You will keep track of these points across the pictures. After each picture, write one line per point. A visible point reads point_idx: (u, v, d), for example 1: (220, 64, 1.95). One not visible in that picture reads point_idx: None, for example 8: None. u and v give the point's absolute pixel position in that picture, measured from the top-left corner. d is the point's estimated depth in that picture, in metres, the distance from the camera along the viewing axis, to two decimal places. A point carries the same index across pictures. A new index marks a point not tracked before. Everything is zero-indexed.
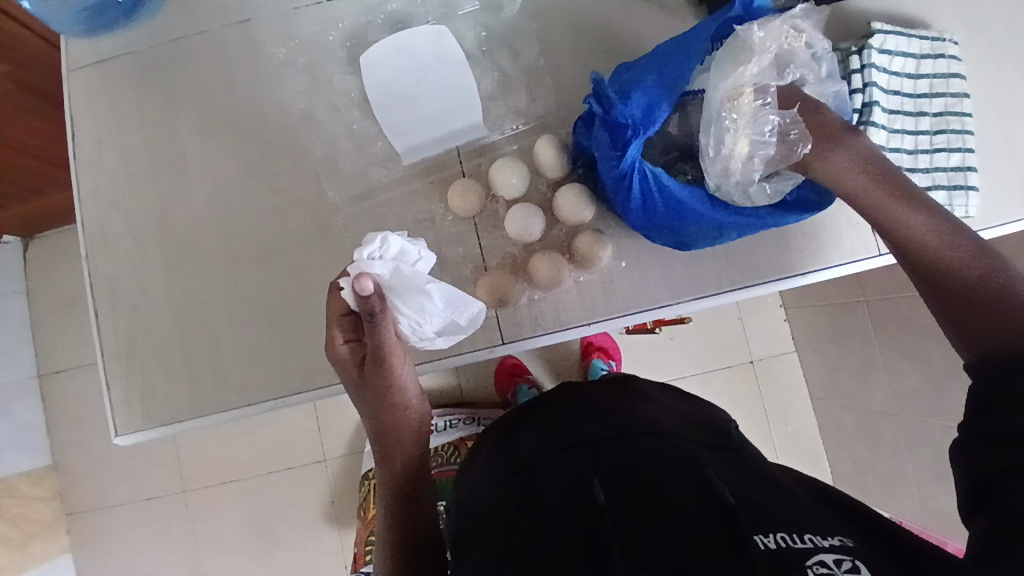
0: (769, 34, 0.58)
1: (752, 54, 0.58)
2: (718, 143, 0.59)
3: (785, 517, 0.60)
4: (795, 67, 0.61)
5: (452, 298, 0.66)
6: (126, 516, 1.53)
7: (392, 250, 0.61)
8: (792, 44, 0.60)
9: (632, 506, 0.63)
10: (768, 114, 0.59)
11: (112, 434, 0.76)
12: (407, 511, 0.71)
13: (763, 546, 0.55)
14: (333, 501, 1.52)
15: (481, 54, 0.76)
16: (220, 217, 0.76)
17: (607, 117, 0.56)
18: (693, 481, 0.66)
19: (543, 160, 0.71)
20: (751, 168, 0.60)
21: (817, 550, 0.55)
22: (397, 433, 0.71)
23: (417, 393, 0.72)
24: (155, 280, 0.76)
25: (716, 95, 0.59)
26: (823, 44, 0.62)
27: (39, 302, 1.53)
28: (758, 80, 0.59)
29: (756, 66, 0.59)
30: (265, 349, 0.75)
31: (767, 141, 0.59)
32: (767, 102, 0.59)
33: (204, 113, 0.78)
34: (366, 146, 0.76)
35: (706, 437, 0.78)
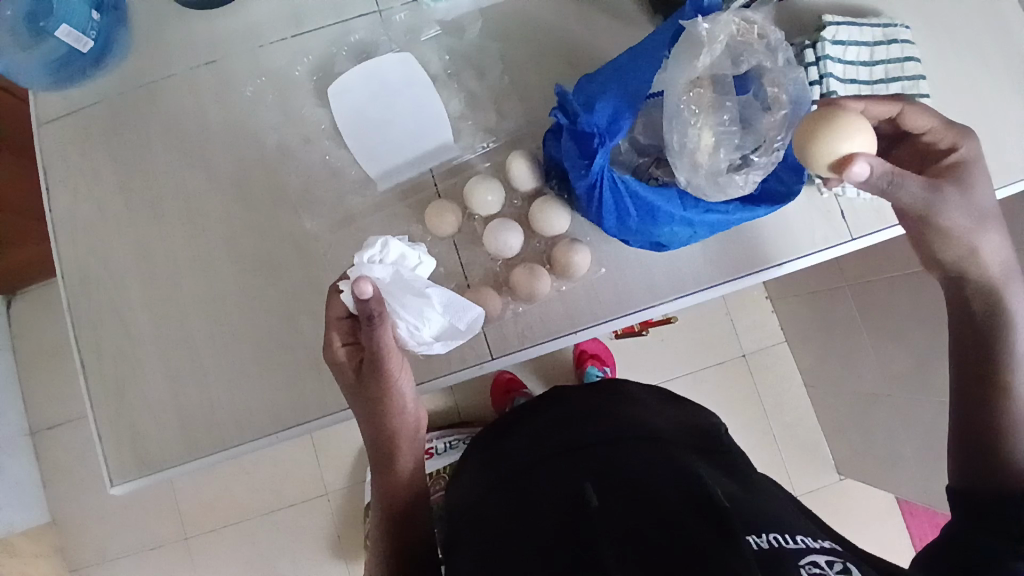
0: (719, 25, 0.55)
1: (704, 48, 0.55)
2: (683, 137, 0.56)
3: (778, 520, 0.62)
4: (750, 55, 0.57)
5: (450, 302, 0.67)
6: (130, 566, 1.50)
7: (391, 255, 0.63)
8: (748, 39, 0.57)
9: (622, 505, 0.64)
10: (726, 105, 0.57)
11: (107, 484, 0.75)
12: (403, 518, 0.71)
13: (755, 545, 0.56)
14: (338, 534, 1.50)
15: (447, 76, 0.78)
16: (200, 256, 0.77)
17: (575, 127, 0.57)
18: (681, 479, 0.67)
19: (516, 174, 0.71)
20: (718, 158, 0.57)
21: (809, 552, 0.56)
22: (393, 441, 0.70)
23: (415, 399, 0.70)
24: (141, 324, 0.76)
25: (673, 92, 0.56)
26: (776, 35, 0.57)
27: (24, 357, 1.52)
28: (713, 72, 0.56)
29: (708, 57, 0.55)
30: (256, 384, 0.75)
31: (729, 130, 0.57)
32: (724, 93, 0.57)
33: (178, 155, 0.78)
34: (342, 175, 0.77)
35: (696, 440, 0.79)
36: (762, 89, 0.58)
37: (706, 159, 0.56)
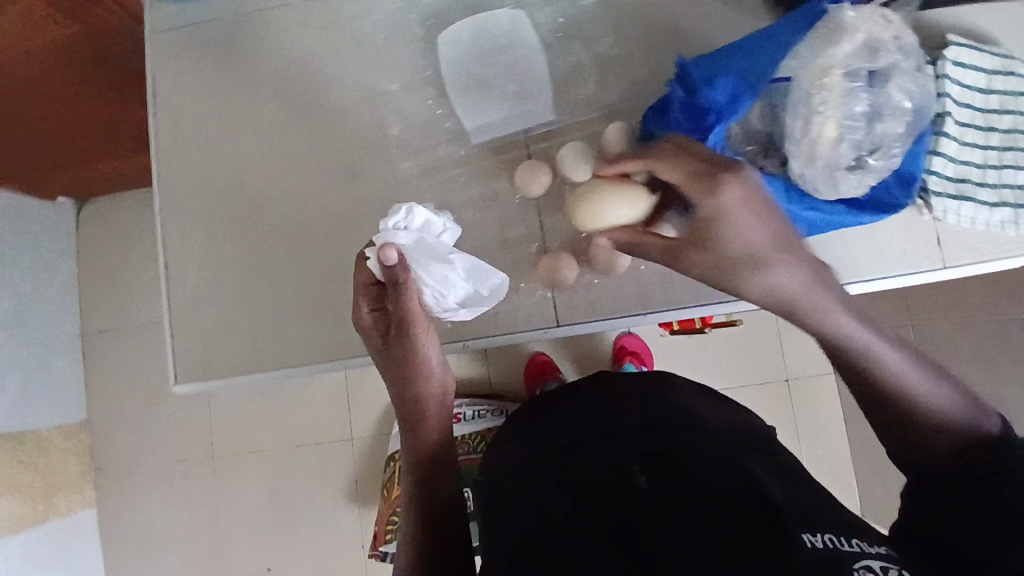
0: (860, 18, 0.55)
1: (844, 36, 0.54)
2: (805, 125, 0.55)
3: (830, 521, 0.61)
4: (886, 52, 0.56)
5: (473, 269, 0.70)
6: (154, 476, 1.56)
7: (416, 221, 0.66)
8: (886, 36, 0.56)
9: (671, 490, 0.63)
10: (858, 97, 0.55)
11: (171, 381, 0.78)
12: (427, 478, 0.74)
13: (810, 545, 0.56)
14: (355, 480, 1.54)
15: (556, 40, 0.77)
16: (289, 181, 0.78)
17: (691, 101, 0.57)
18: (736, 472, 0.66)
19: (612, 144, 0.71)
20: (839, 151, 0.55)
21: (863, 556, 0.56)
22: (419, 403, 0.74)
23: (441, 364, 0.74)
24: (224, 237, 0.79)
25: (804, 77, 0.55)
26: (907, 38, 0.58)
27: (87, 263, 1.58)
28: (850, 62, 0.54)
29: (847, 46, 0.54)
30: (326, 312, 0.77)
31: (855, 125, 0.55)
32: (858, 85, 0.55)
33: (281, 81, 0.80)
34: (435, 125, 0.78)
35: (746, 437, 0.78)
36: (895, 87, 0.57)
37: (826, 150, 0.55)
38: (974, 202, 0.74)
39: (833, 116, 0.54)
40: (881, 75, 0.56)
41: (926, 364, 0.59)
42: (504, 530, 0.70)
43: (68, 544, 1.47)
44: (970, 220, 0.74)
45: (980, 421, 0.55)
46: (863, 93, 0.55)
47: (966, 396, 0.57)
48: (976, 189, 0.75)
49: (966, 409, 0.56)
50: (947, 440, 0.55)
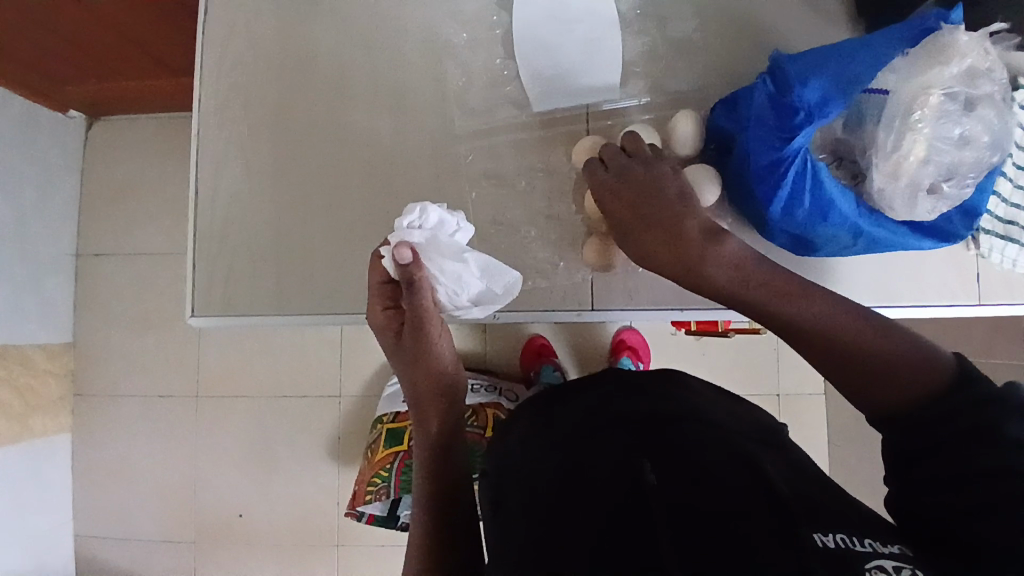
0: (970, 43, 0.53)
1: (952, 57, 0.53)
2: (896, 141, 0.54)
3: (850, 522, 0.55)
4: (984, 80, 0.55)
5: (487, 266, 0.68)
6: (134, 408, 1.53)
7: (430, 221, 0.65)
8: (987, 66, 0.55)
9: (681, 492, 0.60)
10: (953, 121, 0.54)
11: (187, 314, 0.76)
12: (441, 466, 0.74)
13: (818, 545, 0.51)
14: (339, 438, 1.52)
15: (633, 18, 0.75)
16: (339, 121, 0.76)
17: (782, 98, 0.55)
18: (747, 475, 0.62)
19: (680, 133, 0.69)
20: (923, 173, 0.55)
21: (878, 555, 0.49)
22: (432, 394, 0.77)
23: (452, 357, 0.79)
24: (262, 170, 0.76)
25: (904, 92, 0.53)
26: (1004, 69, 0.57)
27: (90, 182, 1.53)
28: (951, 84, 0.53)
29: (953, 68, 0.53)
30: (359, 262, 0.74)
31: (944, 149, 0.54)
32: (955, 109, 0.54)
33: (343, 16, 0.77)
34: (497, 87, 0.76)
35: (756, 436, 0.74)
36: (988, 118, 0.56)
37: (912, 170, 0.54)
38: (1019, 245, 0.73)
39: (923, 136, 0.54)
40: (974, 105, 0.55)
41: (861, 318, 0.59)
42: (508, 518, 0.68)
43: (38, 466, 1.44)
44: (1014, 261, 0.74)
45: (930, 360, 0.54)
46: (958, 118, 0.54)
47: (911, 339, 0.57)
48: None
49: (908, 354, 0.55)
50: (906, 389, 0.54)
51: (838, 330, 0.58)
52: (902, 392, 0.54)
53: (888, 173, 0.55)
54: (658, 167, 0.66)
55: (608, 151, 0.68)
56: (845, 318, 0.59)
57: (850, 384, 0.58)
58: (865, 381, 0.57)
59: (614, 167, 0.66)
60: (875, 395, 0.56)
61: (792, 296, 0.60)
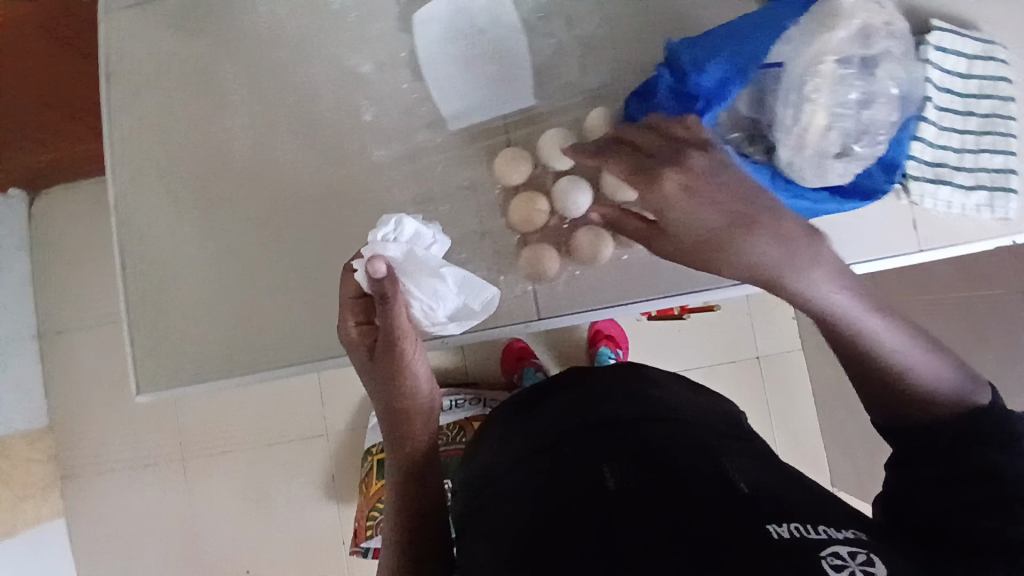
0: (858, 4, 0.53)
1: (840, 21, 0.53)
2: (795, 114, 0.54)
3: (801, 510, 0.56)
4: (880, 38, 0.54)
5: (465, 282, 0.68)
6: (122, 479, 1.51)
7: (405, 233, 0.63)
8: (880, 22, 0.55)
9: (644, 489, 0.61)
10: (849, 85, 0.54)
11: (133, 392, 0.74)
12: (413, 487, 0.73)
13: (774, 537, 0.51)
14: (333, 476, 1.51)
15: (537, 21, 0.73)
16: (259, 170, 0.74)
17: (680, 87, 0.56)
18: (704, 467, 0.63)
19: (592, 127, 0.70)
20: (827, 141, 0.55)
21: (831, 542, 0.50)
22: (406, 416, 0.73)
23: (428, 379, 0.74)
24: (188, 232, 0.75)
25: (798, 63, 0.53)
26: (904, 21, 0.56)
27: (41, 259, 1.50)
28: (844, 49, 0.53)
29: (844, 32, 0.53)
30: (296, 311, 0.73)
31: (846, 114, 0.54)
32: (850, 73, 0.54)
33: (246, 62, 0.75)
34: (411, 111, 0.74)
35: (721, 428, 0.76)
36: (889, 73, 0.56)
37: (815, 139, 0.54)
38: (950, 186, 0.74)
39: (819, 104, 0.54)
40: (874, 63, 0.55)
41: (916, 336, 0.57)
42: (480, 535, 0.67)
43: (37, 555, 1.41)
44: (947, 204, 0.74)
45: (972, 392, 0.55)
46: (855, 80, 0.54)
47: (959, 366, 0.56)
48: (954, 173, 0.75)
49: (960, 384, 0.55)
50: (942, 408, 0.55)
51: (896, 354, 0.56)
52: (928, 408, 0.55)
53: (794, 146, 0.55)
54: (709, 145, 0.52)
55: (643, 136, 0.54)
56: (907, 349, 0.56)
57: (876, 396, 0.58)
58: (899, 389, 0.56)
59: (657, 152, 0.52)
60: (904, 405, 0.57)
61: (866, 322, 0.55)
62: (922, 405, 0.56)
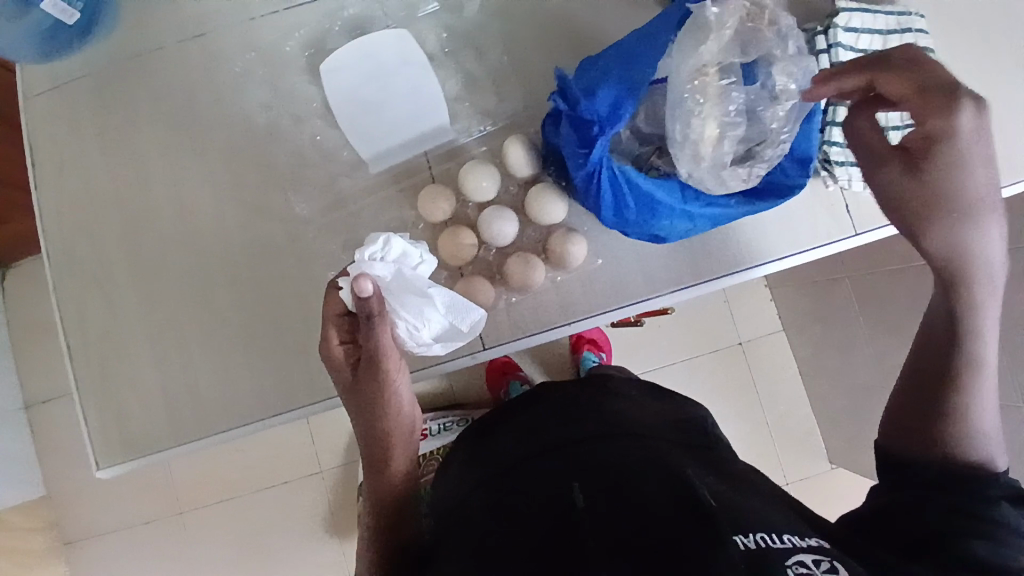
0: (729, 12, 0.54)
1: (714, 32, 0.54)
2: (686, 129, 0.55)
3: (762, 516, 0.58)
4: (760, 41, 0.56)
5: (451, 303, 0.65)
6: (124, 540, 1.51)
7: (392, 254, 0.60)
8: (757, 23, 0.56)
9: (608, 504, 0.61)
10: (731, 94, 0.56)
11: (93, 468, 0.75)
12: (392, 514, 0.70)
13: (739, 545, 0.53)
14: (332, 512, 1.52)
15: (444, 56, 0.74)
16: (189, 235, 0.74)
17: (574, 114, 0.56)
18: (665, 477, 0.64)
19: (512, 160, 0.69)
20: (721, 150, 0.56)
21: (796, 551, 0.54)
22: (387, 442, 0.68)
23: (412, 403, 0.69)
24: (128, 304, 0.75)
25: (679, 79, 0.55)
26: (789, 19, 0.57)
27: (17, 332, 1.50)
28: (722, 59, 0.55)
29: (716, 43, 0.54)
30: (242, 371, 0.73)
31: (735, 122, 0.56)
32: (732, 82, 0.56)
33: (165, 130, 0.75)
34: (333, 159, 0.74)
35: (682, 435, 0.77)
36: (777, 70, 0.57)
37: (709, 151, 0.56)
38: None
39: (712, 113, 0.55)
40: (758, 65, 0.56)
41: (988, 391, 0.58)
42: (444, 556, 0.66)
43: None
44: None
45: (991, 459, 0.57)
46: (739, 89, 0.56)
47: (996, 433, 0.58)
48: None
49: (992, 442, 0.57)
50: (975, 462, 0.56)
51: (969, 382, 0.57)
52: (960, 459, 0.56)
53: (692, 159, 0.56)
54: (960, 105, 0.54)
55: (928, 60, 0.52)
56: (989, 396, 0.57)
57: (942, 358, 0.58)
58: (961, 361, 0.57)
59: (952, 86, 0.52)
60: (951, 395, 0.57)
61: (987, 290, 0.56)
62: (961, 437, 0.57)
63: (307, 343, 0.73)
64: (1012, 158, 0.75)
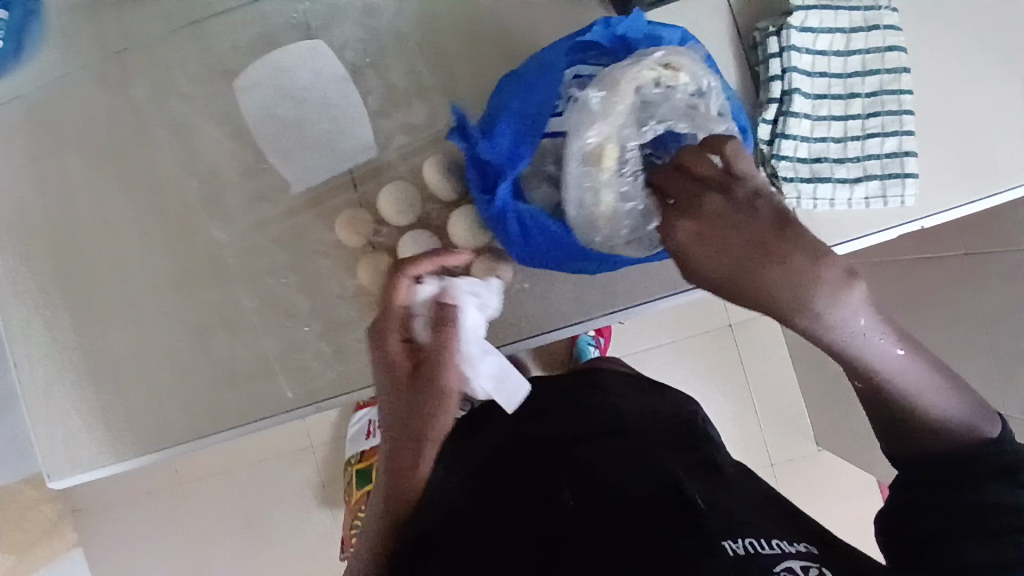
0: (615, 93, 0.52)
1: (599, 119, 0.53)
2: (583, 200, 0.55)
3: (750, 517, 0.54)
4: (655, 121, 0.53)
5: (501, 374, 0.63)
6: (134, 508, 1.48)
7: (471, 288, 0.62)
8: (673, 83, 0.53)
9: (597, 511, 0.56)
10: (627, 172, 0.53)
11: (46, 478, 0.76)
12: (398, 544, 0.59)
13: (727, 553, 0.49)
14: (323, 485, 1.46)
15: (365, 66, 0.70)
16: (118, 254, 0.73)
17: (475, 156, 0.57)
18: (655, 479, 0.58)
19: (429, 182, 0.66)
20: (618, 224, 0.55)
21: (784, 556, 0.49)
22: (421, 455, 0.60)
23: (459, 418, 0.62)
24: (66, 321, 0.75)
25: (573, 157, 0.54)
26: (691, 83, 0.54)
27: None
28: (616, 137, 0.53)
29: (607, 126, 0.53)
30: (173, 391, 0.73)
31: (632, 197, 0.54)
32: (629, 161, 0.54)
33: (89, 146, 0.73)
34: (255, 177, 0.72)
35: (671, 433, 0.71)
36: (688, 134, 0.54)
37: (604, 224, 0.55)
38: (831, 181, 0.68)
39: (610, 183, 0.54)
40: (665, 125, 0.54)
41: (940, 372, 0.50)
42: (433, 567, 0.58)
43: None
44: (829, 202, 0.68)
45: (979, 424, 0.49)
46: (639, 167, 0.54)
47: (968, 396, 0.50)
48: (837, 166, 0.68)
49: (972, 417, 0.49)
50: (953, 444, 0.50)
51: (924, 396, 0.50)
52: (945, 441, 0.50)
53: (591, 225, 0.56)
54: (760, 187, 0.45)
55: (691, 157, 0.48)
56: (942, 403, 0.50)
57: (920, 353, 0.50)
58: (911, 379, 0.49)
59: (706, 183, 0.46)
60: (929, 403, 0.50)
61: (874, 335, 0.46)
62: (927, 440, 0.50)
63: (233, 366, 0.71)
64: (982, 168, 0.68)
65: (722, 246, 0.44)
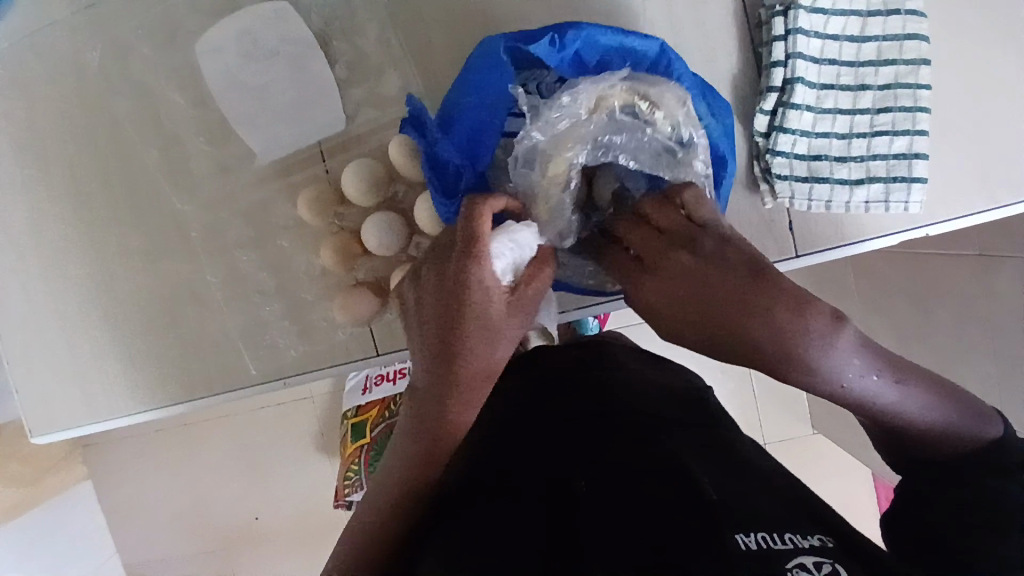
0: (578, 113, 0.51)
1: (560, 133, 0.51)
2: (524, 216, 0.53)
3: (764, 504, 0.44)
4: (618, 151, 0.52)
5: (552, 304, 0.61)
6: (135, 443, 1.28)
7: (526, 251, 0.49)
8: (646, 116, 0.52)
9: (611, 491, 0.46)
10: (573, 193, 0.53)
11: (28, 434, 0.76)
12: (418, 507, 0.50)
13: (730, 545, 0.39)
14: (321, 434, 1.24)
15: (336, 32, 0.66)
16: (88, 216, 0.71)
17: (430, 152, 0.57)
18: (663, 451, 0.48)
19: (393, 161, 0.62)
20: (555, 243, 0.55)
21: (796, 551, 0.39)
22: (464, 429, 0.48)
23: None
24: (37, 280, 0.73)
25: (522, 166, 0.53)
26: (662, 121, 0.53)
27: None
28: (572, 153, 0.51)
29: (559, 140, 0.52)
30: (144, 356, 0.72)
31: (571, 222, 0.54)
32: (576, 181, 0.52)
33: (59, 102, 0.70)
34: (223, 144, 0.69)
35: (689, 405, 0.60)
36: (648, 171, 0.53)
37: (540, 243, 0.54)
38: (829, 182, 0.62)
39: (556, 196, 0.53)
40: (626, 161, 0.52)
41: (935, 385, 0.46)
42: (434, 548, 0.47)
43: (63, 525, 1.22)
44: (825, 203, 0.62)
45: (981, 425, 0.45)
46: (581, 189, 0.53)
47: (962, 396, 0.46)
48: (838, 165, 0.62)
49: (970, 413, 0.45)
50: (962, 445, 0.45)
51: (924, 416, 0.45)
52: (956, 445, 0.45)
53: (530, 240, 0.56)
54: (723, 233, 0.48)
55: (653, 210, 0.52)
56: (952, 417, 0.45)
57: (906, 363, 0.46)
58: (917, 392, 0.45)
59: (672, 236, 0.50)
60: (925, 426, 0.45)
61: (872, 376, 0.43)
62: (945, 444, 0.45)
63: (203, 335, 0.70)
64: (1003, 174, 0.62)
65: (707, 303, 0.45)
